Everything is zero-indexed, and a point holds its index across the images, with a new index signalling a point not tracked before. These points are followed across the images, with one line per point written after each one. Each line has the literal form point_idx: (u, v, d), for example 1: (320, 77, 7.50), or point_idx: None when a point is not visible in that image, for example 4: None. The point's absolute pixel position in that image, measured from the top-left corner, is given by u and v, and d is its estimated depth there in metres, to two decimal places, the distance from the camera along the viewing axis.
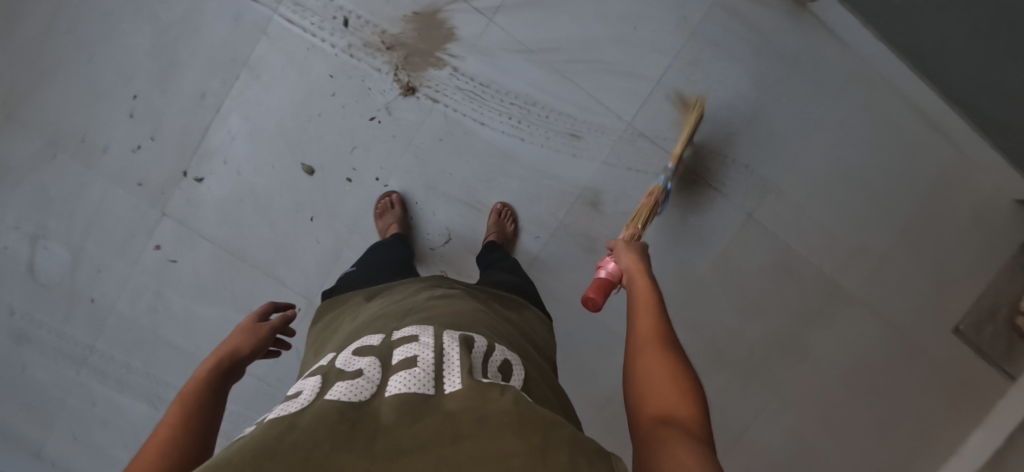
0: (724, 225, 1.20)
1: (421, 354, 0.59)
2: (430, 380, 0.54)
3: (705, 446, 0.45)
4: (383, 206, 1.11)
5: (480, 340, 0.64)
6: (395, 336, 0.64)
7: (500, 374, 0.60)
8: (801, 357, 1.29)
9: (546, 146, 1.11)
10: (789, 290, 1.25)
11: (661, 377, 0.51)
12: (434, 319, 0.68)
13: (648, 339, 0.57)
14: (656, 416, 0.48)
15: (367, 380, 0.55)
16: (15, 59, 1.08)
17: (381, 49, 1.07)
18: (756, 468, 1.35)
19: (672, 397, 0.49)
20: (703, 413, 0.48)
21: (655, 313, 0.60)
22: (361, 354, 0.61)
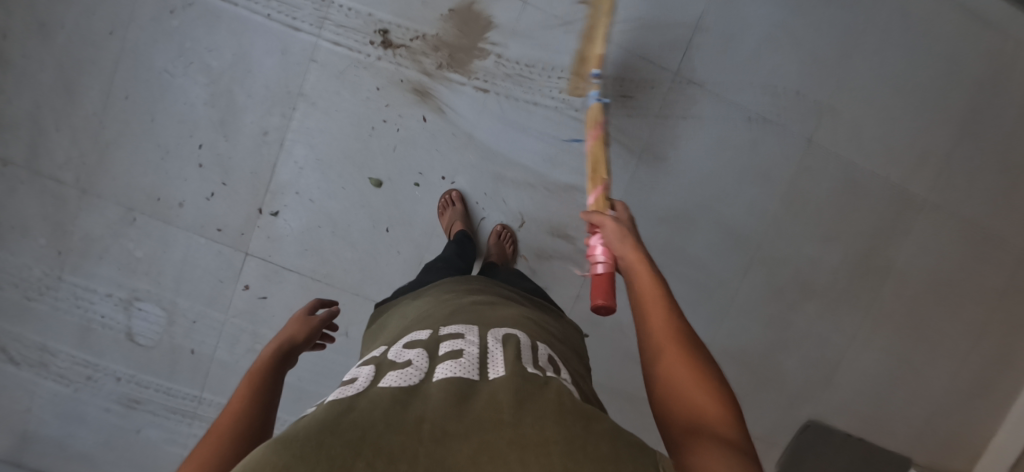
0: (785, 157, 1.20)
1: (468, 347, 0.56)
2: (475, 369, 0.52)
3: (743, 453, 0.44)
4: (444, 204, 1.14)
5: (525, 335, 0.61)
6: (443, 332, 0.61)
7: (551, 366, 0.57)
8: (886, 273, 1.27)
9: (604, 114, 1.14)
10: (865, 207, 1.24)
11: (691, 389, 0.50)
12: (479, 317, 0.64)
13: (668, 343, 0.54)
14: (689, 428, 0.47)
15: (415, 371, 0.52)
16: (79, 136, 1.10)
17: (427, 52, 1.09)
18: (863, 394, 1.32)
19: (706, 405, 0.48)
20: (735, 421, 0.47)
21: (671, 317, 0.57)
22: (410, 347, 0.58)
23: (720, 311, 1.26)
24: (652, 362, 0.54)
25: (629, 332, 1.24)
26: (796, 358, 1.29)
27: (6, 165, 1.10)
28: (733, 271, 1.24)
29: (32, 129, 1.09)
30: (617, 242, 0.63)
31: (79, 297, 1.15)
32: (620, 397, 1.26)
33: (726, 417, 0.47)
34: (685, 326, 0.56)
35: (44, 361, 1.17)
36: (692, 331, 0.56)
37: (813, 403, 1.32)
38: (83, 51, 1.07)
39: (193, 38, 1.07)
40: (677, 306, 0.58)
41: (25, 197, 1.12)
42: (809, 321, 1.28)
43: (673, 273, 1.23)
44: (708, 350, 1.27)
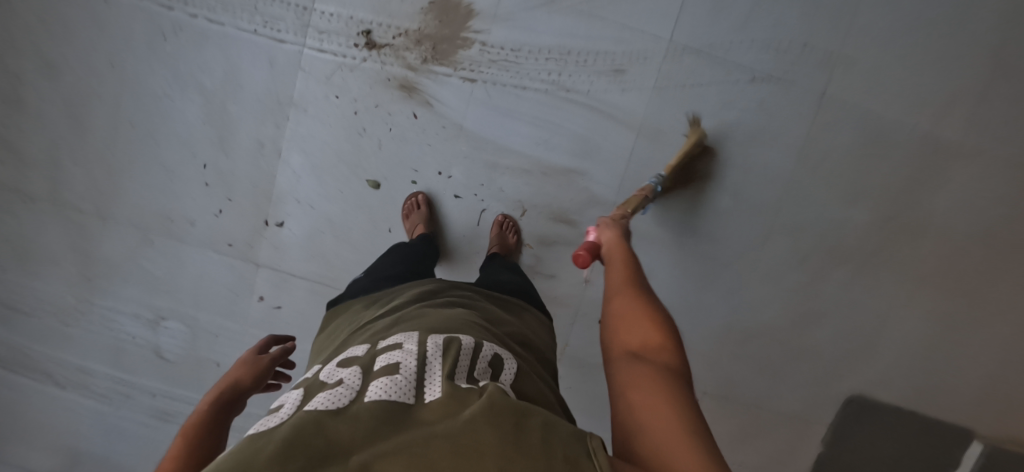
0: (797, 116, 1.13)
1: (404, 360, 0.59)
2: (410, 388, 0.55)
3: (670, 369, 0.54)
4: (409, 207, 1.13)
5: (467, 338, 0.65)
6: (381, 344, 0.64)
7: (489, 371, 0.62)
8: (924, 230, 1.17)
9: (596, 91, 1.10)
10: (893, 160, 1.14)
11: (640, 322, 0.61)
12: (421, 325, 0.69)
13: (625, 291, 0.66)
14: (632, 350, 0.58)
15: (346, 389, 0.55)
16: (93, 166, 1.15)
17: (410, 47, 1.09)
18: (908, 361, 1.23)
19: (648, 334, 0.59)
20: (672, 345, 0.57)
21: (631, 274, 0.69)
22: (344, 365, 0.61)
23: (741, 284, 1.19)
24: (609, 304, 0.66)
25: None
26: (830, 328, 1.21)
27: (34, 201, 1.17)
28: (751, 241, 1.17)
29: (52, 164, 1.15)
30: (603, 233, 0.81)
31: (110, 319, 1.22)
32: None
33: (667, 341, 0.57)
34: (643, 280, 0.68)
35: (86, 382, 1.25)
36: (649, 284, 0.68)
37: (853, 375, 1.24)
38: (89, 85, 1.12)
39: (187, 61, 1.10)
40: (640, 268, 0.71)
41: (53, 229, 1.18)
42: (840, 288, 1.20)
43: (686, 249, 1.18)
44: (733, 326, 1.21)
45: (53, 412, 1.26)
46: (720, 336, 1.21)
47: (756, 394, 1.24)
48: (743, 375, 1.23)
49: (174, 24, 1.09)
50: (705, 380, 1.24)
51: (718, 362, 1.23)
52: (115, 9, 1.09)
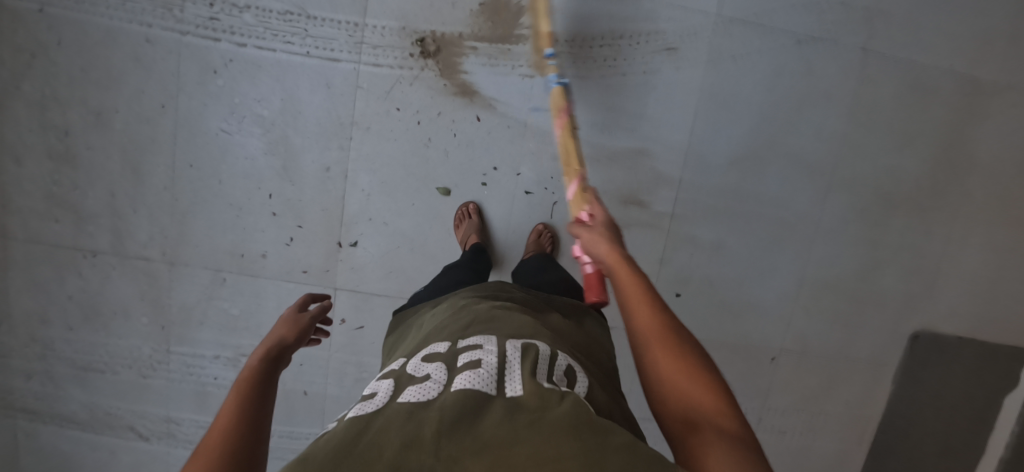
0: (842, 72, 1.16)
1: (486, 357, 0.58)
2: (492, 382, 0.54)
3: (743, 451, 0.47)
4: (460, 217, 1.14)
5: (543, 345, 0.62)
6: (461, 343, 0.63)
7: (565, 378, 0.58)
8: (970, 167, 1.22)
9: (651, 72, 1.12)
10: (935, 103, 1.19)
11: (689, 388, 0.53)
12: (497, 327, 0.66)
13: (659, 341, 0.57)
14: (687, 422, 0.51)
15: (432, 383, 0.56)
16: (156, 211, 1.13)
17: (466, 52, 1.09)
18: (967, 294, 1.28)
19: (706, 404, 0.51)
20: (732, 415, 0.51)
21: (654, 309, 0.59)
22: (429, 360, 0.61)
23: (807, 242, 1.23)
24: (644, 362, 0.57)
25: (719, 282, 1.23)
26: (892, 272, 1.26)
27: (98, 254, 1.15)
28: (812, 200, 1.21)
29: (112, 215, 1.13)
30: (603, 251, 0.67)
31: (190, 364, 1.20)
32: (722, 346, 1.27)
33: (722, 406, 0.51)
34: (670, 315, 0.59)
35: (172, 430, 1.23)
36: (675, 317, 0.59)
37: (918, 314, 1.29)
38: (142, 130, 1.10)
39: (240, 93, 1.09)
40: (658, 295, 0.61)
41: (121, 281, 1.16)
42: (899, 232, 1.24)
43: (753, 215, 1.21)
44: (803, 283, 1.25)
45: (142, 465, 1.25)
46: (792, 294, 1.25)
47: (831, 345, 1.29)
48: (816, 329, 1.28)
49: (222, 57, 1.07)
50: (783, 339, 1.27)
51: (792, 320, 1.27)
52: (160, 49, 1.07)
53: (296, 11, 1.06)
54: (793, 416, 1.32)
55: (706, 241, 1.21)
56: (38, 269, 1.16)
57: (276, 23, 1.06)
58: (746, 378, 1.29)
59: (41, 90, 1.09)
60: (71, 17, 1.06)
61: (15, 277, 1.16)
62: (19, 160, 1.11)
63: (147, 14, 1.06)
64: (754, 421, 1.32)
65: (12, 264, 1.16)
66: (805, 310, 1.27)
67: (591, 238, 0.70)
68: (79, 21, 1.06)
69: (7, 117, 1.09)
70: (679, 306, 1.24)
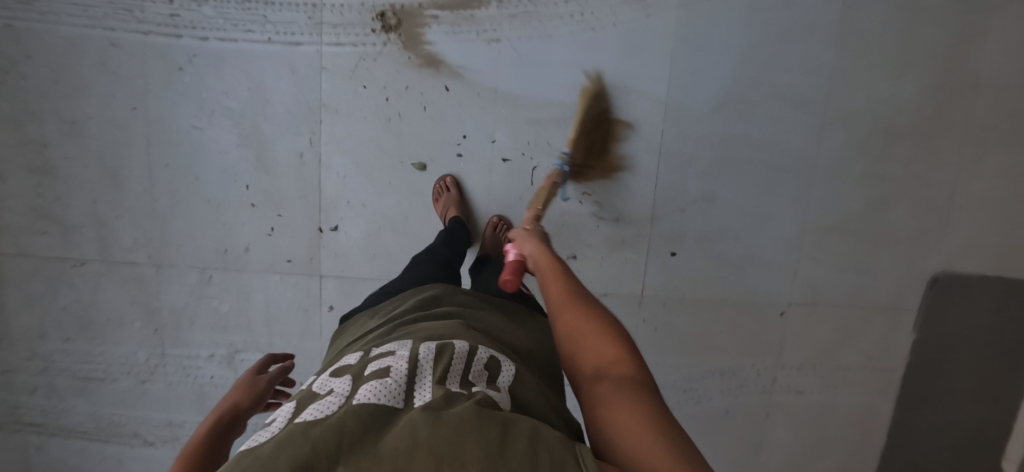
0: (824, 3, 1.10)
1: (395, 364, 0.61)
2: (399, 393, 0.57)
3: (639, 384, 0.53)
4: (439, 190, 1.11)
5: (461, 342, 0.66)
6: (373, 353, 0.66)
7: (484, 374, 0.63)
8: (974, 88, 1.14)
9: (621, 22, 1.08)
10: (928, 26, 1.12)
11: (594, 343, 0.58)
12: (414, 334, 0.69)
13: (568, 308, 0.62)
14: (598, 379, 0.55)
15: (336, 396, 0.57)
16: (139, 215, 1.13)
17: (428, 22, 1.06)
18: (987, 225, 1.20)
19: (608, 350, 0.57)
20: (631, 355, 0.56)
21: (567, 285, 0.65)
22: (338, 375, 0.63)
23: (805, 185, 1.17)
24: (559, 329, 0.61)
25: (716, 235, 1.18)
26: (901, 209, 1.19)
27: (86, 263, 1.16)
28: (806, 140, 1.15)
29: (95, 223, 1.14)
30: (529, 245, 0.73)
31: (186, 366, 1.20)
32: (726, 303, 1.21)
33: (628, 362, 0.55)
34: (580, 287, 0.65)
35: (176, 434, 1.23)
36: (586, 287, 0.64)
37: (933, 251, 1.21)
38: (116, 135, 1.10)
39: (207, 87, 1.08)
40: (571, 273, 0.67)
41: (112, 288, 1.17)
42: (903, 166, 1.17)
43: (745, 163, 1.15)
44: (805, 230, 1.19)
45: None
46: (795, 242, 1.19)
47: (843, 292, 1.22)
48: (826, 276, 1.21)
49: (186, 53, 1.07)
50: (789, 290, 1.21)
51: (799, 269, 1.21)
52: (125, 52, 1.07)
53: None
54: (809, 371, 1.25)
55: (697, 194, 1.16)
56: (33, 283, 1.17)
57: (235, 12, 1.05)
58: (755, 335, 1.23)
59: (17, 106, 1.10)
60: (36, 29, 1.07)
61: (12, 293, 1.18)
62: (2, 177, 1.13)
63: (109, 18, 1.06)
64: (768, 381, 1.25)
65: (7, 280, 1.17)
66: (812, 257, 1.20)
67: (522, 237, 0.76)
68: (44, 32, 1.07)
69: None
70: (675, 266, 1.19)
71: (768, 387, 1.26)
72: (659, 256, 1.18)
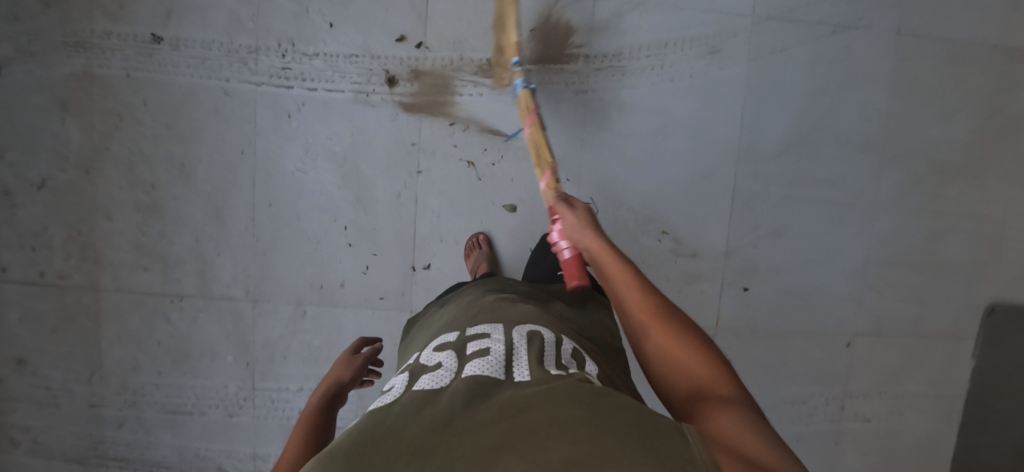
0: (880, 55, 1.21)
1: (493, 345, 0.65)
2: (501, 367, 0.61)
3: (738, 402, 0.54)
4: (470, 246, 1.17)
5: (548, 333, 0.69)
6: (469, 332, 0.70)
7: (573, 360, 0.65)
8: (1018, 129, 1.25)
9: (697, 75, 1.17)
10: (973, 74, 1.23)
11: (688, 360, 0.59)
12: (501, 316, 0.73)
13: (654, 319, 0.63)
14: (693, 390, 0.57)
15: (445, 372, 0.63)
16: (239, 252, 1.19)
17: (522, 75, 1.15)
18: None
19: (701, 368, 0.58)
20: (726, 376, 0.57)
21: (648, 294, 0.67)
22: (441, 350, 0.68)
23: (868, 221, 1.24)
24: (644, 335, 0.63)
25: (786, 268, 1.24)
26: (957, 240, 1.27)
27: (185, 298, 1.20)
28: (867, 178, 1.23)
29: (197, 260, 1.19)
30: (581, 235, 0.75)
31: (275, 399, 1.23)
32: (796, 333, 1.26)
33: (722, 378, 0.57)
34: (662, 301, 0.66)
35: (261, 467, 1.25)
36: (664, 298, 0.67)
37: (988, 281, 1.28)
38: (223, 177, 1.17)
39: (313, 132, 1.15)
40: (647, 281, 0.69)
41: (208, 323, 1.21)
42: (957, 202, 1.26)
43: (811, 201, 1.23)
44: (870, 262, 1.26)
45: None
46: (860, 273, 1.26)
47: (905, 322, 1.28)
48: (888, 307, 1.27)
49: (295, 101, 1.14)
50: (855, 321, 1.27)
51: (863, 300, 1.27)
52: (236, 100, 1.15)
53: (361, 52, 1.13)
54: (875, 399, 1.30)
55: (768, 229, 1.22)
56: (131, 318, 1.21)
57: (343, 65, 1.13)
58: (824, 364, 1.28)
59: (129, 148, 1.16)
60: (153, 79, 1.14)
61: (109, 328, 1.22)
62: (109, 215, 1.18)
63: (224, 69, 1.14)
64: (836, 409, 1.30)
65: (106, 314, 1.22)
66: (876, 288, 1.27)
67: (569, 224, 0.77)
68: (161, 82, 1.14)
69: (99, 176, 1.17)
70: (747, 299, 1.24)
71: (836, 415, 1.30)
72: (732, 290, 1.24)
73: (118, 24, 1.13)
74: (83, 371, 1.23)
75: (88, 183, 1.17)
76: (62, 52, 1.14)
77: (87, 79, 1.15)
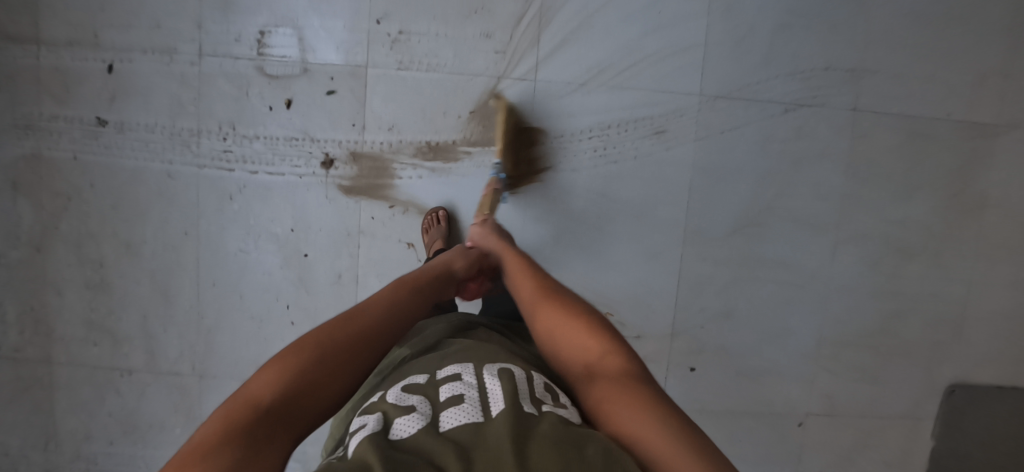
0: (836, 133, 1.17)
1: (467, 393, 0.56)
2: (479, 415, 0.53)
3: (623, 369, 0.59)
4: None
5: (519, 368, 0.61)
6: (438, 371, 0.61)
7: (548, 394, 0.59)
8: (983, 209, 1.20)
9: (642, 156, 1.15)
10: (935, 152, 1.18)
11: (575, 336, 0.63)
12: (472, 351, 0.64)
13: (543, 305, 0.68)
14: (586, 367, 0.61)
15: (419, 418, 0.53)
16: (185, 329, 1.20)
17: (462, 156, 1.14)
18: (998, 337, 1.24)
19: (590, 342, 0.62)
20: (612, 344, 0.62)
21: (537, 283, 0.72)
22: (408, 391, 0.57)
23: (821, 301, 1.21)
24: (535, 318, 0.68)
25: (734, 350, 1.21)
26: (916, 321, 1.23)
27: (133, 373, 1.22)
28: (821, 258, 1.20)
29: (145, 337, 1.21)
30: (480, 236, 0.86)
31: None
32: (745, 414, 1.23)
33: (610, 348, 0.62)
34: (550, 284, 0.71)
35: None
36: (553, 280, 0.72)
37: (950, 362, 1.24)
38: (169, 256, 1.18)
39: (255, 214, 1.15)
40: (538, 268, 0.75)
41: (156, 396, 1.23)
42: (916, 282, 1.22)
43: (762, 283, 1.20)
44: (822, 344, 1.22)
45: None
46: (812, 355, 1.23)
47: (861, 403, 1.24)
48: (843, 388, 1.24)
49: (237, 184, 1.15)
50: (808, 402, 1.23)
51: (816, 380, 1.23)
52: (180, 182, 1.15)
53: (301, 135, 1.13)
54: None
55: (716, 311, 1.20)
56: (81, 390, 1.23)
57: (283, 148, 1.13)
58: (775, 444, 1.24)
59: (77, 228, 1.18)
60: (100, 160, 1.16)
61: (60, 399, 1.23)
62: (59, 292, 1.20)
63: (167, 152, 1.15)
64: None
65: (58, 386, 1.23)
66: (830, 368, 1.23)
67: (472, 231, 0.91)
68: (106, 164, 1.15)
69: (48, 254, 1.19)
70: (693, 381, 1.22)
71: None
72: (678, 372, 1.22)
73: (64, 107, 1.14)
74: (38, 439, 1.25)
75: (38, 261, 1.19)
76: (11, 134, 1.15)
77: (35, 160, 1.16)
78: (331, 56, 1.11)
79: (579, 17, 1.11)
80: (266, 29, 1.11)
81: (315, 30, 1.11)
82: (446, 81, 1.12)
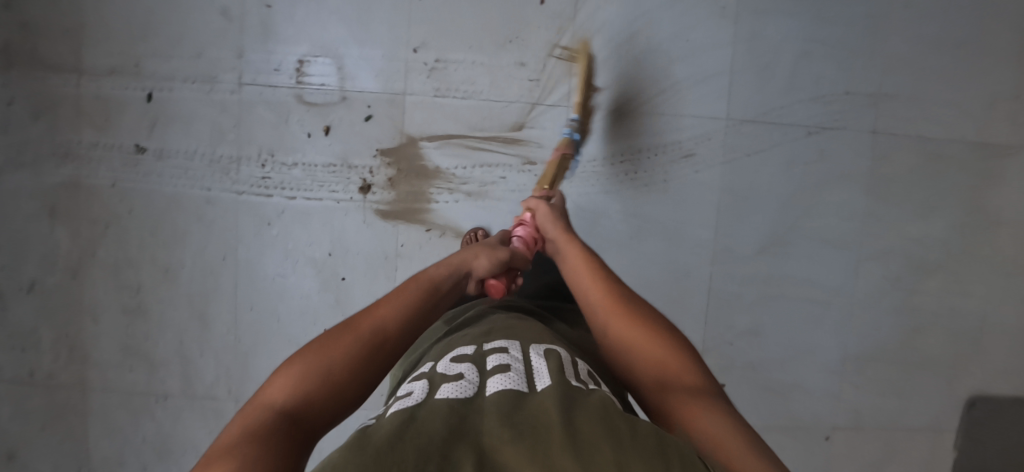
0: (857, 155, 1.21)
1: (514, 363, 0.60)
2: (525, 382, 0.57)
3: (696, 382, 0.61)
4: None
5: (564, 352, 0.65)
6: (487, 347, 0.65)
7: (591, 378, 0.61)
8: (998, 226, 1.24)
9: (671, 179, 1.18)
10: (951, 172, 1.23)
11: (649, 346, 0.65)
12: (517, 333, 0.69)
13: (618, 312, 0.69)
14: (659, 374, 0.63)
15: (467, 384, 0.56)
16: (222, 353, 1.21)
17: (497, 181, 1.16)
18: (1015, 350, 1.28)
19: (662, 353, 0.64)
20: (684, 358, 0.64)
21: (611, 290, 0.73)
22: (458, 361, 0.62)
23: (845, 318, 1.25)
24: (607, 326, 0.69)
25: (762, 366, 1.24)
26: (936, 335, 1.26)
27: (169, 397, 1.23)
28: (845, 275, 1.23)
29: (181, 361, 1.21)
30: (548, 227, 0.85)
31: None
32: (774, 429, 1.26)
33: (682, 361, 0.63)
34: (624, 291, 0.73)
35: None
36: (626, 289, 0.73)
37: (969, 375, 1.28)
38: (206, 281, 1.19)
39: (293, 239, 1.17)
40: (611, 274, 0.76)
41: (191, 421, 1.23)
42: (935, 298, 1.25)
43: (789, 301, 1.23)
44: (847, 359, 1.26)
45: None
46: (837, 370, 1.26)
47: (885, 416, 1.27)
48: (868, 401, 1.27)
49: (275, 209, 1.16)
50: (834, 416, 1.26)
51: (841, 394, 1.26)
52: (219, 208, 1.17)
53: (339, 162, 1.15)
54: None
55: (744, 328, 1.23)
56: (115, 416, 1.23)
57: (322, 175, 1.16)
58: (804, 460, 1.26)
59: (115, 254, 1.19)
60: (138, 187, 1.17)
61: (94, 425, 1.23)
62: (96, 317, 1.21)
63: (206, 179, 1.16)
64: None
65: (92, 412, 1.23)
66: (855, 382, 1.26)
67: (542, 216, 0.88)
68: (145, 191, 1.17)
69: (85, 280, 1.20)
70: None
71: None
72: None
73: (104, 135, 1.16)
74: (69, 466, 1.24)
75: (75, 287, 1.20)
76: (51, 162, 1.17)
77: (74, 187, 1.17)
78: (369, 84, 1.14)
79: (610, 46, 1.16)
80: (305, 59, 1.14)
81: (354, 59, 1.14)
82: (481, 108, 1.15)
